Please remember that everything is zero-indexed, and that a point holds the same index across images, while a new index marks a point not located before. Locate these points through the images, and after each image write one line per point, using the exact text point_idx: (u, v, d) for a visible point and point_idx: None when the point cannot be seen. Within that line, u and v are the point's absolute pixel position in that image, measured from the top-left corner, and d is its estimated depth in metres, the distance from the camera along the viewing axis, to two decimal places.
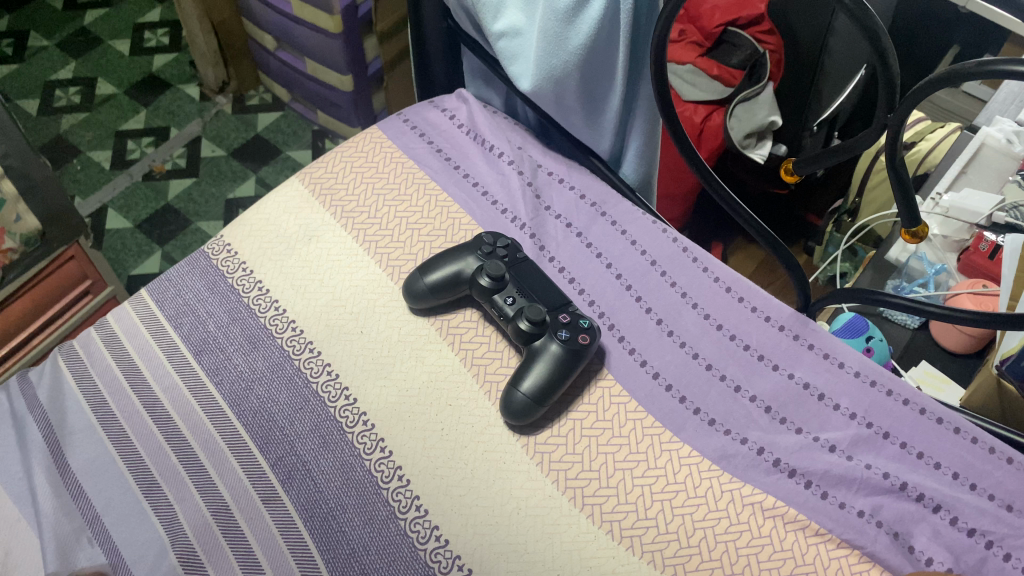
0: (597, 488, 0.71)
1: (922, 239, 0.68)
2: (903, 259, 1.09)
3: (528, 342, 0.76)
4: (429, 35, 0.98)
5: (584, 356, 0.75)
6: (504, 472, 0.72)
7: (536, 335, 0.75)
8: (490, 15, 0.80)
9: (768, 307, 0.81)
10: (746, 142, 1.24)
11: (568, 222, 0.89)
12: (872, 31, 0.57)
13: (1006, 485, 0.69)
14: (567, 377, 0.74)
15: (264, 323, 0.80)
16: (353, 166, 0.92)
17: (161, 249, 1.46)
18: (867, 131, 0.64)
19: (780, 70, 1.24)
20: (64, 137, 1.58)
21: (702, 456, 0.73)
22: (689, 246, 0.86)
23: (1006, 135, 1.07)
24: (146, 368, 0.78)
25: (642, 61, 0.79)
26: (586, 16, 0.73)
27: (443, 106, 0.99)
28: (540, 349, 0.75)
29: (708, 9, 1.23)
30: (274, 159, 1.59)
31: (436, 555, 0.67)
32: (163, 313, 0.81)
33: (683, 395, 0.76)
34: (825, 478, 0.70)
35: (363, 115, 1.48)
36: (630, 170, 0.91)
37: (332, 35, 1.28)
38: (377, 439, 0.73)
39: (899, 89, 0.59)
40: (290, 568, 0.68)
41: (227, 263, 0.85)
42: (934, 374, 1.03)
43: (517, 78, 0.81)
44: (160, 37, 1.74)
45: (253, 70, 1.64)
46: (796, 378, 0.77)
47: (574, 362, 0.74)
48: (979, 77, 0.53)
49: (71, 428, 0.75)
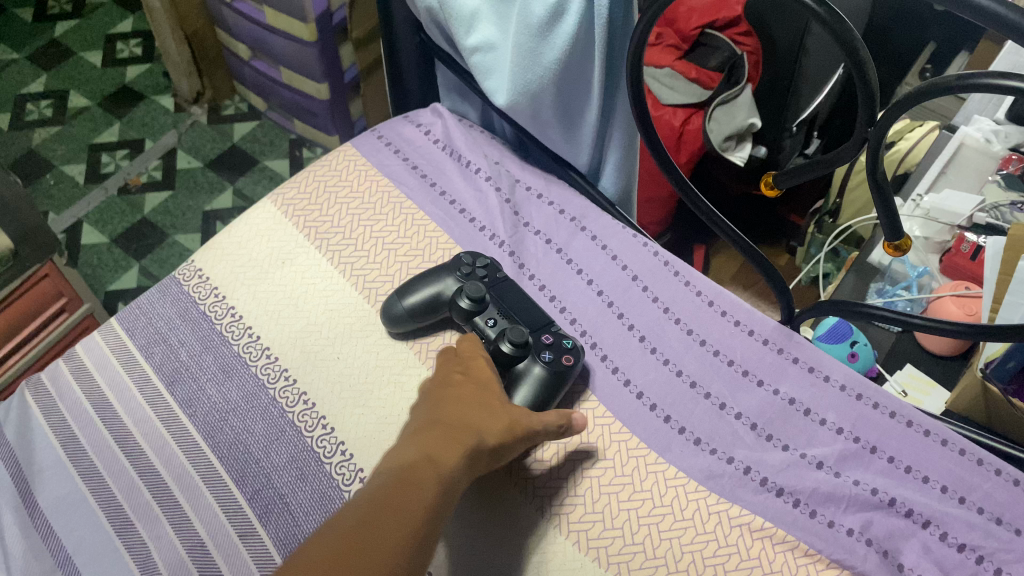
0: (583, 513, 0.70)
1: (905, 252, 0.67)
2: (885, 262, 1.07)
3: (510, 365, 0.74)
4: (403, 48, 0.96)
5: (568, 378, 0.73)
6: (487, 497, 0.70)
7: (519, 357, 0.74)
8: (462, 30, 0.79)
9: (752, 321, 0.80)
10: (727, 143, 1.21)
11: (548, 238, 0.87)
12: (850, 44, 0.55)
13: (995, 497, 0.68)
14: (553, 399, 0.73)
15: (238, 351, 0.79)
16: (327, 186, 0.91)
17: (138, 264, 1.44)
18: (847, 144, 0.63)
19: (758, 70, 1.23)
20: (37, 152, 1.55)
21: (688, 477, 0.72)
22: (671, 260, 0.85)
23: (984, 134, 1.08)
24: (116, 401, 0.76)
25: (617, 76, 0.78)
26: (560, 31, 0.71)
27: (418, 121, 0.97)
28: (524, 371, 0.73)
29: (685, 12, 1.22)
30: (251, 169, 1.57)
31: None
32: (134, 343, 0.80)
33: (667, 414, 0.75)
34: (813, 496, 0.69)
35: (340, 123, 1.46)
36: (609, 184, 0.90)
37: (307, 43, 1.26)
38: (356, 470, 0.71)
39: (879, 101, 0.57)
40: (248, 569, 0.67)
41: (199, 289, 0.83)
42: (920, 376, 1.02)
43: (492, 93, 0.80)
44: (132, 48, 1.71)
45: (228, 80, 1.61)
46: (781, 393, 0.76)
47: (559, 383, 0.73)
48: (960, 90, 0.52)
49: (41, 464, 0.73)
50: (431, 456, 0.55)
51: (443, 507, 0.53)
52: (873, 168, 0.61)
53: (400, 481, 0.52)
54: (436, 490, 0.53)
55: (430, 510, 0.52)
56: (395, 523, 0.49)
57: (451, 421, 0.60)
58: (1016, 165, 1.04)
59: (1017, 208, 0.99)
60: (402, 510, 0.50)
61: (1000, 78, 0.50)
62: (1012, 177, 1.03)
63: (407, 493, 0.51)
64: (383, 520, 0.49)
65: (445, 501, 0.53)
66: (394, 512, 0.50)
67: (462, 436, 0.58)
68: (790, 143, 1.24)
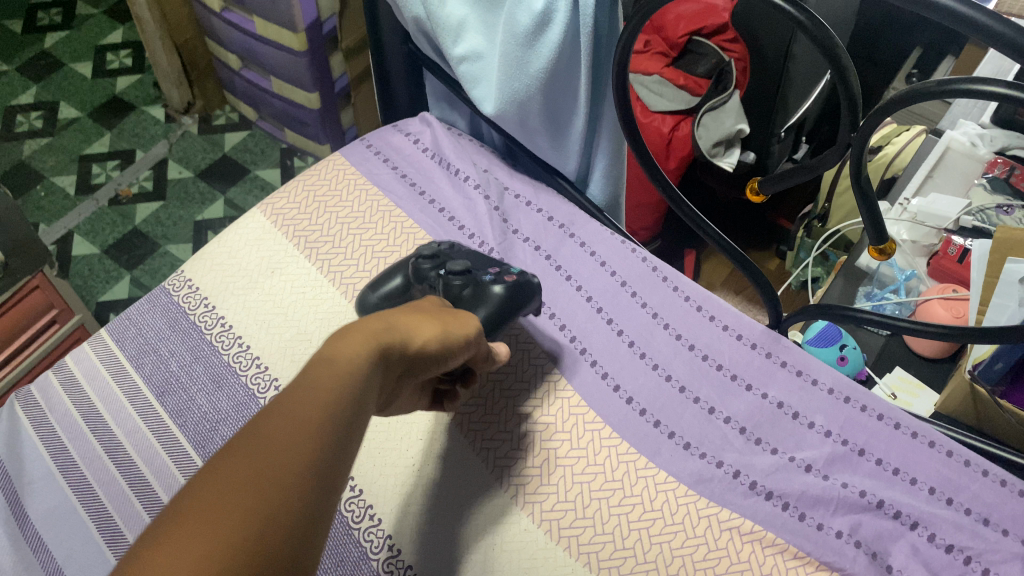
0: (573, 519, 0.70)
1: (889, 255, 0.68)
2: (873, 266, 1.08)
3: (458, 298, 0.73)
4: (391, 58, 0.97)
5: (520, 291, 0.76)
6: (466, 490, 0.72)
7: (464, 283, 0.74)
8: (450, 40, 0.79)
9: (740, 325, 0.81)
10: (716, 150, 1.22)
11: (537, 245, 0.88)
12: (832, 51, 0.56)
13: (982, 498, 0.69)
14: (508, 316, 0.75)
15: (228, 360, 0.79)
16: (315, 196, 0.91)
17: (129, 274, 1.44)
18: (831, 151, 0.64)
19: (746, 76, 1.21)
20: (27, 164, 1.55)
21: (678, 481, 0.72)
22: (659, 265, 0.86)
23: (970, 138, 1.08)
24: (106, 413, 0.76)
25: (603, 85, 0.79)
26: (547, 40, 0.72)
27: (407, 130, 0.98)
28: (478, 293, 0.74)
29: (672, 19, 1.22)
30: (242, 179, 1.57)
31: (389, 566, 0.68)
32: (124, 354, 0.80)
33: (657, 419, 0.76)
34: (802, 499, 0.70)
35: (331, 132, 1.46)
36: (597, 191, 0.91)
37: (297, 53, 1.26)
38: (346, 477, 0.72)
39: (862, 107, 0.58)
40: None
41: (188, 300, 0.83)
42: (908, 379, 1.03)
43: (481, 102, 0.80)
44: (122, 59, 1.71)
45: (219, 90, 1.62)
46: (770, 397, 0.76)
47: (512, 295, 0.75)
48: (940, 96, 0.53)
49: (30, 476, 0.73)
50: (331, 366, 0.42)
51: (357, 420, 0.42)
52: (856, 173, 0.62)
53: (296, 390, 0.40)
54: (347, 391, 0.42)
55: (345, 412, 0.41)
56: (277, 457, 0.37)
57: (359, 323, 0.47)
58: (1002, 168, 1.05)
59: (1004, 211, 1.01)
60: (285, 456, 0.38)
61: (982, 83, 0.50)
62: (998, 180, 1.04)
63: (302, 424, 0.39)
64: (261, 470, 0.37)
65: (351, 419, 0.41)
66: (300, 420, 0.39)
67: (370, 336, 0.46)
68: (778, 148, 1.25)
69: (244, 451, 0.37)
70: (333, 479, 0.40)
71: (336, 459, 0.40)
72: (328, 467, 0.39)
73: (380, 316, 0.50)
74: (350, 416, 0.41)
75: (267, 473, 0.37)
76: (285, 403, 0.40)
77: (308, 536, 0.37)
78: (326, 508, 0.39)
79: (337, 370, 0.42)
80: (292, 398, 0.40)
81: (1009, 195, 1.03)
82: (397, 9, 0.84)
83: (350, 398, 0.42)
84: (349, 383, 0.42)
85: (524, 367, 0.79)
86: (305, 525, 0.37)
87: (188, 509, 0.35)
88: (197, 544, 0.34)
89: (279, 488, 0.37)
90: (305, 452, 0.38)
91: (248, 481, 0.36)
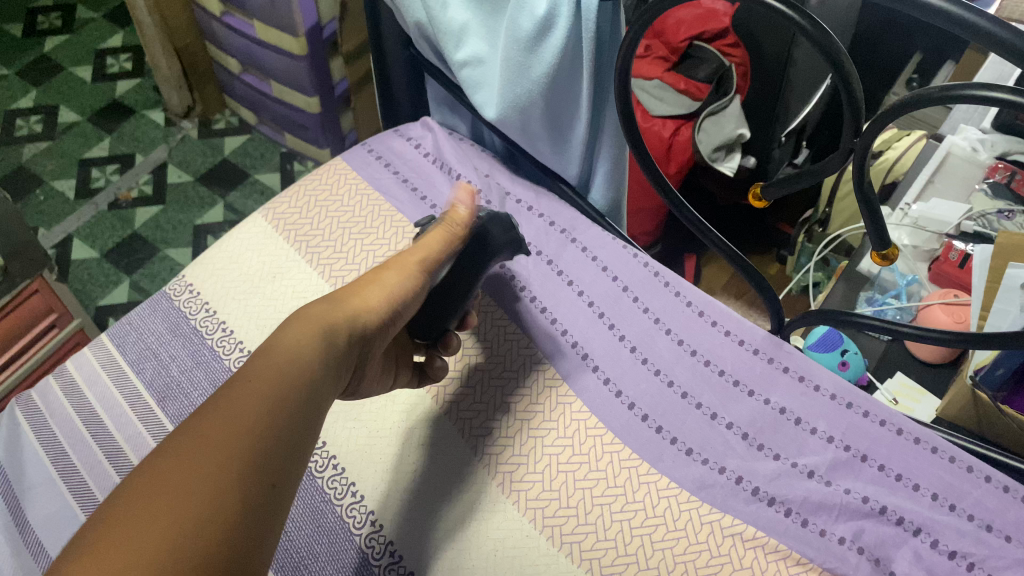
0: (576, 525, 0.70)
1: (892, 261, 0.68)
2: (875, 271, 1.08)
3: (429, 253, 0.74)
4: (393, 63, 0.97)
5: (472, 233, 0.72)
6: (466, 495, 0.72)
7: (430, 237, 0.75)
8: (451, 44, 0.79)
9: (741, 330, 0.81)
10: (717, 154, 1.22)
11: (538, 250, 0.88)
12: (834, 56, 0.56)
13: (985, 504, 0.69)
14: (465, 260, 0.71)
15: (229, 365, 0.79)
16: (316, 200, 0.91)
17: (128, 278, 1.43)
18: (833, 156, 0.64)
19: (746, 81, 1.21)
20: (26, 167, 1.55)
21: (680, 487, 0.72)
22: (660, 270, 0.86)
23: (971, 143, 1.08)
24: (107, 418, 0.76)
25: (606, 90, 0.78)
26: (548, 45, 0.71)
27: (408, 134, 0.98)
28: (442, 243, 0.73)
29: (673, 24, 1.22)
30: (242, 183, 1.57)
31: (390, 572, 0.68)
32: (124, 359, 0.80)
33: (659, 424, 0.76)
34: (805, 505, 0.70)
35: (331, 135, 1.46)
36: (599, 196, 0.90)
37: (297, 57, 1.26)
38: (348, 484, 0.73)
39: (864, 111, 0.58)
40: None
41: (189, 304, 0.83)
42: (910, 385, 1.03)
43: (482, 107, 0.81)
44: (122, 63, 1.71)
45: (219, 93, 1.61)
46: (772, 403, 0.76)
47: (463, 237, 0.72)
48: (942, 102, 0.53)
49: (31, 481, 0.73)
50: (277, 353, 0.55)
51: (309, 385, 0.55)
52: (858, 178, 0.61)
53: (251, 373, 0.53)
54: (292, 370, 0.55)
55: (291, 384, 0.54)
56: (236, 420, 0.50)
57: (309, 314, 0.60)
58: (1003, 172, 1.03)
59: (1004, 216, 1.00)
60: (245, 419, 0.50)
61: (981, 87, 0.50)
62: (1000, 185, 1.03)
63: (256, 392, 0.52)
64: (219, 429, 0.49)
65: (304, 387, 0.54)
66: (245, 399, 0.51)
67: (320, 321, 0.59)
68: (779, 153, 1.25)
69: (212, 417, 0.50)
70: (303, 429, 0.53)
71: (287, 421, 0.52)
72: (297, 420, 0.53)
73: (329, 302, 0.62)
74: (303, 384, 0.55)
75: (228, 429, 0.50)
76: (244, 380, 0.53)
77: (274, 474, 0.50)
78: (294, 456, 0.52)
79: (285, 355, 0.55)
80: (248, 378, 0.53)
81: (1011, 200, 1.02)
82: (399, 13, 0.84)
83: (294, 371, 0.55)
84: (299, 363, 0.55)
85: (506, 349, 0.81)
86: (282, 459, 0.51)
87: (161, 462, 0.48)
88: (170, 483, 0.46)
89: (238, 439, 0.49)
90: (262, 414, 0.51)
91: (208, 438, 0.49)
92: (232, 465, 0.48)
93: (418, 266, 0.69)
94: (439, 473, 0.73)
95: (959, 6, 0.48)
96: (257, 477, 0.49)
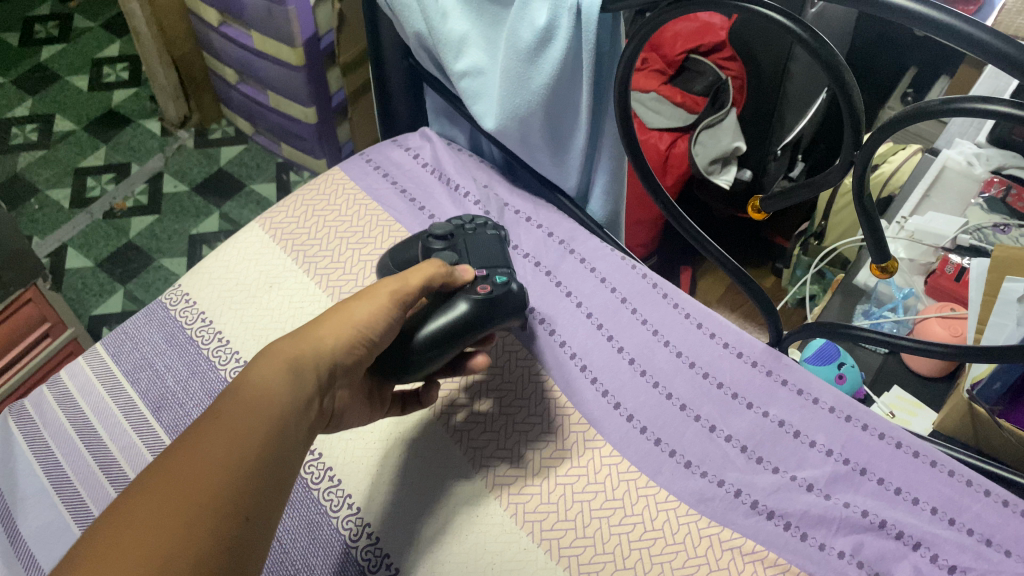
0: (574, 538, 0.70)
1: (892, 274, 0.67)
2: (872, 284, 1.07)
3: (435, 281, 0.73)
4: (391, 73, 0.97)
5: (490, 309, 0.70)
6: (461, 506, 0.72)
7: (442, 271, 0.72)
8: (451, 55, 0.79)
9: (741, 343, 0.80)
10: (712, 167, 1.21)
11: (537, 261, 0.88)
12: (834, 68, 0.56)
13: (985, 519, 0.68)
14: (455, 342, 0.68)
15: (225, 376, 0.79)
16: (314, 210, 0.91)
17: (123, 287, 1.43)
18: (834, 168, 0.64)
19: (742, 95, 1.22)
20: (21, 176, 1.54)
21: (679, 500, 0.72)
22: (659, 282, 0.85)
23: (966, 158, 1.08)
24: (101, 428, 0.75)
25: (605, 99, 0.77)
26: (549, 56, 0.71)
27: (407, 145, 0.98)
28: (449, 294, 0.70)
29: (670, 37, 1.24)
30: (237, 193, 1.56)
31: None
32: (120, 368, 0.80)
33: (658, 437, 0.75)
34: (804, 519, 0.70)
35: (327, 146, 1.45)
36: (597, 208, 0.90)
37: (294, 67, 1.25)
38: (344, 496, 0.72)
39: (865, 123, 0.57)
40: None
41: (186, 314, 0.83)
42: (907, 399, 1.03)
43: (481, 117, 0.81)
44: (119, 72, 1.70)
45: (215, 103, 1.61)
46: (771, 416, 0.76)
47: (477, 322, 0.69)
48: (944, 115, 0.52)
49: (23, 492, 0.72)
50: (246, 390, 0.54)
51: (281, 424, 0.54)
52: (859, 189, 0.61)
53: (224, 412, 0.53)
54: (267, 411, 0.54)
55: (264, 426, 0.53)
56: (206, 461, 0.50)
57: (273, 349, 0.59)
58: (999, 187, 1.05)
59: (1001, 230, 1.01)
60: (212, 458, 0.50)
61: (983, 101, 0.50)
62: (995, 200, 1.04)
63: (221, 431, 0.51)
64: (186, 470, 0.49)
65: (274, 428, 0.54)
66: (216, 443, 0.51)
67: (285, 357, 0.58)
68: (774, 166, 1.24)
69: (177, 458, 0.50)
70: (276, 463, 0.53)
71: (258, 464, 0.51)
72: (270, 455, 0.52)
73: (290, 334, 0.60)
74: (273, 420, 0.54)
75: (197, 469, 0.49)
76: (208, 420, 0.52)
77: (248, 507, 0.50)
78: (270, 490, 0.52)
79: (248, 394, 0.54)
80: (213, 420, 0.52)
81: (1006, 215, 1.03)
82: (399, 23, 0.84)
83: (266, 412, 0.54)
84: (265, 399, 0.54)
85: (504, 360, 0.81)
86: (256, 494, 0.51)
87: (129, 505, 0.47)
88: (136, 527, 0.46)
89: (206, 479, 0.49)
90: (231, 452, 0.51)
91: (175, 479, 0.48)
92: (202, 504, 0.48)
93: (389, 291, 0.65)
94: (436, 486, 0.73)
95: (966, 21, 0.48)
96: (231, 515, 0.49)
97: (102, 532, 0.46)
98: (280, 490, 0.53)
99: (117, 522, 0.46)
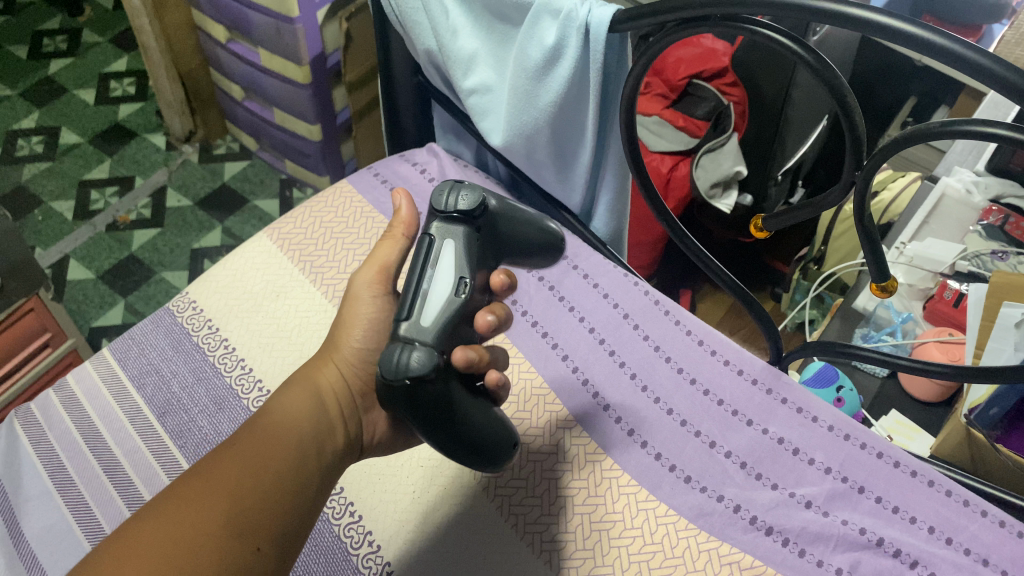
0: (574, 550, 0.71)
1: (891, 293, 0.68)
2: (870, 308, 1.08)
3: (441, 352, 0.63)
4: (400, 88, 0.98)
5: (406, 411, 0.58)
6: (465, 519, 0.73)
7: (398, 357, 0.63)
8: (460, 72, 0.80)
9: (741, 360, 0.81)
10: (713, 191, 1.21)
11: (540, 275, 0.90)
12: (836, 87, 0.56)
13: (981, 538, 0.69)
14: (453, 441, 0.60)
15: (230, 383, 0.80)
16: (322, 221, 0.92)
17: (124, 300, 1.44)
18: (834, 188, 0.65)
19: (744, 120, 1.23)
20: (26, 187, 1.55)
21: (678, 515, 0.72)
22: (661, 299, 0.87)
23: (965, 185, 1.08)
24: (106, 431, 0.76)
25: (609, 121, 0.77)
26: (556, 75, 0.72)
27: (414, 159, 0.99)
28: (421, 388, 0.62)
29: (673, 62, 1.23)
30: (240, 209, 1.57)
31: None
32: (126, 373, 0.81)
33: (658, 451, 0.76)
34: (801, 535, 0.70)
35: (331, 164, 1.47)
36: (601, 224, 0.90)
37: (300, 85, 1.27)
38: (346, 503, 0.73)
39: (866, 146, 0.59)
40: None
41: (193, 321, 0.84)
42: (905, 422, 1.03)
43: (489, 134, 0.84)
44: (126, 87, 1.72)
45: (220, 120, 1.62)
46: (770, 433, 0.76)
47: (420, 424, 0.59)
48: (943, 137, 0.53)
49: (27, 494, 0.73)
50: (269, 417, 0.59)
51: (301, 449, 0.58)
52: (859, 213, 0.62)
53: (245, 437, 0.57)
54: (288, 439, 0.58)
55: (284, 451, 0.56)
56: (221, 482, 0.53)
57: (294, 382, 0.64)
58: (997, 215, 1.05)
59: (999, 257, 1.01)
60: (228, 479, 0.53)
61: (985, 125, 0.51)
62: (994, 228, 1.04)
63: (240, 453, 0.55)
64: (199, 492, 0.52)
65: (294, 456, 0.57)
66: (229, 463, 0.54)
67: (300, 386, 0.63)
68: (774, 191, 1.23)
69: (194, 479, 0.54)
70: (294, 489, 0.55)
71: (273, 486, 0.54)
72: (288, 477, 0.55)
73: (308, 365, 0.66)
74: (291, 445, 0.57)
75: (211, 488, 0.53)
76: (226, 447, 0.56)
77: (258, 529, 0.52)
78: (286, 513, 0.54)
79: (270, 421, 0.58)
80: (233, 442, 0.56)
81: (1004, 243, 1.03)
82: (409, 40, 0.85)
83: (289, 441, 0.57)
84: (283, 425, 0.58)
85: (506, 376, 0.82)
86: (269, 517, 0.53)
87: (141, 526, 0.51)
88: (144, 547, 0.49)
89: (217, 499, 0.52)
90: (245, 475, 0.54)
91: (187, 496, 0.52)
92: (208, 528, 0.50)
93: (376, 296, 0.68)
94: (442, 496, 0.74)
95: (974, 49, 0.49)
96: (236, 536, 0.51)
97: (112, 550, 0.49)
98: (301, 515, 0.55)
99: (130, 536, 0.50)
